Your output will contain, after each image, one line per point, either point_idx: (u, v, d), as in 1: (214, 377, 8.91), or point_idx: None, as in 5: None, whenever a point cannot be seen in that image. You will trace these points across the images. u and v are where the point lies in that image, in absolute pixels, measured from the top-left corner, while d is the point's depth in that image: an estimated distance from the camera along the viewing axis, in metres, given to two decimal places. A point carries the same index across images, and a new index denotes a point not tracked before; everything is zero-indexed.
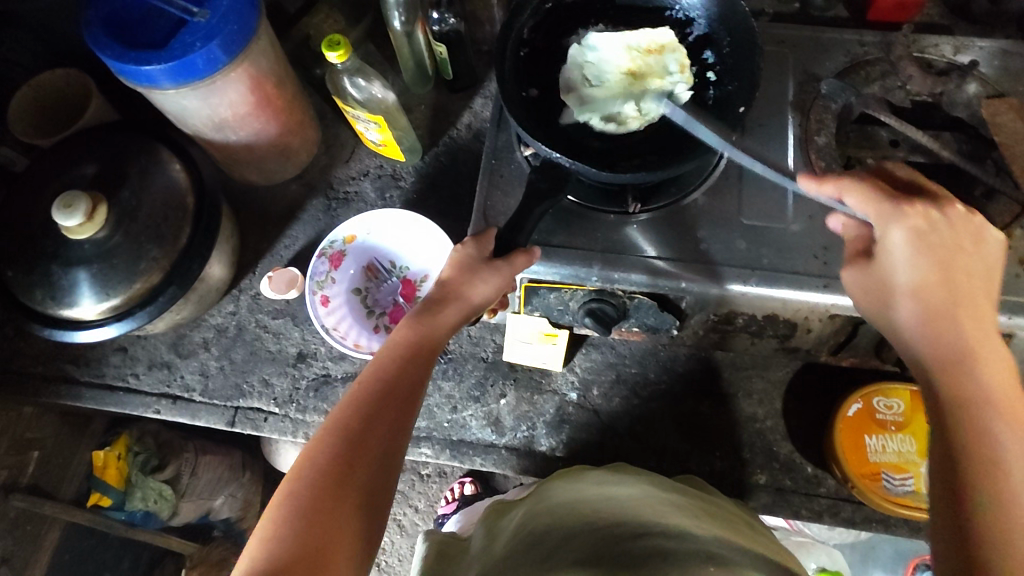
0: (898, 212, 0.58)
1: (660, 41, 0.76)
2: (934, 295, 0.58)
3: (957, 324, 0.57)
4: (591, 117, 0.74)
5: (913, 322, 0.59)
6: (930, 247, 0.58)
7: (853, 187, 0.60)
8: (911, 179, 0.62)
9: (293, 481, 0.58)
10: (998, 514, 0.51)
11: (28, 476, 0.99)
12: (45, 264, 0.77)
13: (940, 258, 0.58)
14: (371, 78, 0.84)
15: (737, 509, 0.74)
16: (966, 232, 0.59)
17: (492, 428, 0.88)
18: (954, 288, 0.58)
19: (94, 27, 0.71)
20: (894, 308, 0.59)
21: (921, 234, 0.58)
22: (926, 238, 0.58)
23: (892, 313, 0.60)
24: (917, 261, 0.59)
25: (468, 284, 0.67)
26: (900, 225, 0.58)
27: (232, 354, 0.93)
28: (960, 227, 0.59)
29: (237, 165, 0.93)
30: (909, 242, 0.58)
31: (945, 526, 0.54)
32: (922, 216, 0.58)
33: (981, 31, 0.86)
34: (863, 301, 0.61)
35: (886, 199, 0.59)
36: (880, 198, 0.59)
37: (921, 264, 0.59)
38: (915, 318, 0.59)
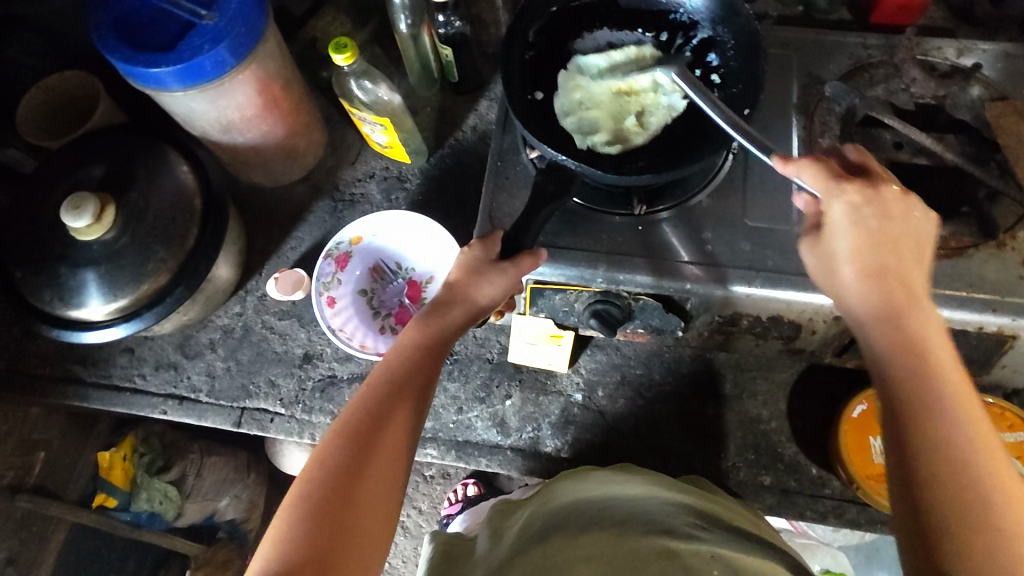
0: (838, 189, 0.58)
1: (645, 59, 0.77)
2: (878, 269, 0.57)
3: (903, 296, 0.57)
4: (593, 138, 0.74)
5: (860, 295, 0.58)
6: (866, 221, 0.58)
7: (809, 166, 0.59)
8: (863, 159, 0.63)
9: (304, 483, 0.58)
10: (959, 500, 0.50)
11: (36, 476, 1.00)
12: (54, 265, 0.77)
13: (882, 232, 0.57)
14: (377, 80, 0.85)
15: (746, 511, 0.74)
16: (904, 207, 0.58)
17: (498, 428, 0.88)
18: (889, 259, 0.58)
19: (103, 30, 0.72)
20: (842, 280, 0.59)
21: (862, 209, 0.58)
22: (864, 213, 0.58)
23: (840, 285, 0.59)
24: (860, 236, 0.58)
25: (474, 286, 0.67)
26: (840, 200, 0.58)
27: (238, 355, 0.93)
28: (897, 203, 0.58)
29: (244, 167, 0.94)
30: (850, 218, 0.58)
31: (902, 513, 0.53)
32: (861, 192, 0.58)
33: (984, 33, 0.86)
34: (818, 275, 0.61)
35: (830, 175, 0.58)
36: (826, 175, 0.58)
37: (864, 238, 0.58)
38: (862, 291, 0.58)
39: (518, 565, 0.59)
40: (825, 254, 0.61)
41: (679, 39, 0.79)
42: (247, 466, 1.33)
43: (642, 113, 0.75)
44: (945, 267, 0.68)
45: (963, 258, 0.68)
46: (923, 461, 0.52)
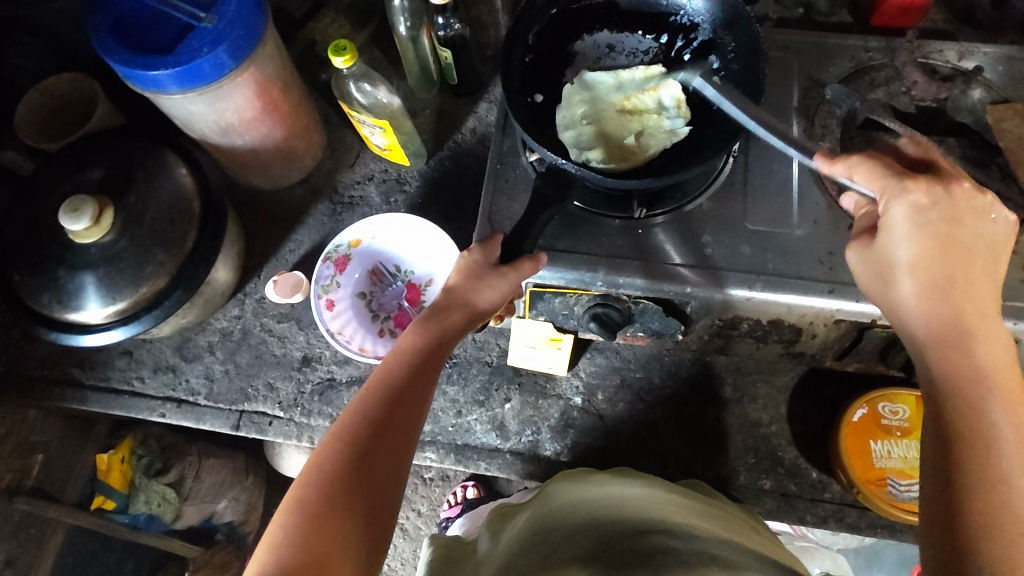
0: (902, 188, 0.56)
1: (654, 80, 0.76)
2: (935, 273, 0.55)
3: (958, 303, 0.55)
4: (590, 155, 0.72)
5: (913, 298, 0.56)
6: (930, 224, 0.55)
7: (863, 164, 0.58)
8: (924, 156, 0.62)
9: (301, 488, 0.58)
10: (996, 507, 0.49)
11: (33, 478, 0.99)
12: (52, 268, 0.77)
13: (942, 235, 0.55)
14: (377, 83, 0.85)
15: (747, 516, 0.73)
16: (973, 209, 0.56)
17: (497, 432, 0.88)
18: (954, 266, 0.55)
19: (101, 32, 0.71)
20: (897, 284, 0.57)
21: (925, 210, 0.56)
22: (927, 215, 0.56)
23: (895, 295, 0.57)
24: (920, 236, 0.56)
25: (473, 290, 0.67)
26: (902, 202, 0.56)
27: (237, 358, 0.93)
28: (967, 205, 0.56)
29: (243, 169, 0.94)
30: (911, 219, 0.56)
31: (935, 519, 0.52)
32: (927, 192, 0.56)
33: (985, 36, 0.86)
34: (865, 281, 0.60)
35: (889, 174, 0.57)
36: (886, 174, 0.57)
37: (924, 239, 0.56)
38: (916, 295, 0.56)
39: (518, 564, 0.59)
40: (875, 260, 0.58)
41: (679, 41, 0.79)
42: (246, 468, 1.33)
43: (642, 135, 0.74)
44: None
45: None
46: (971, 473, 0.51)
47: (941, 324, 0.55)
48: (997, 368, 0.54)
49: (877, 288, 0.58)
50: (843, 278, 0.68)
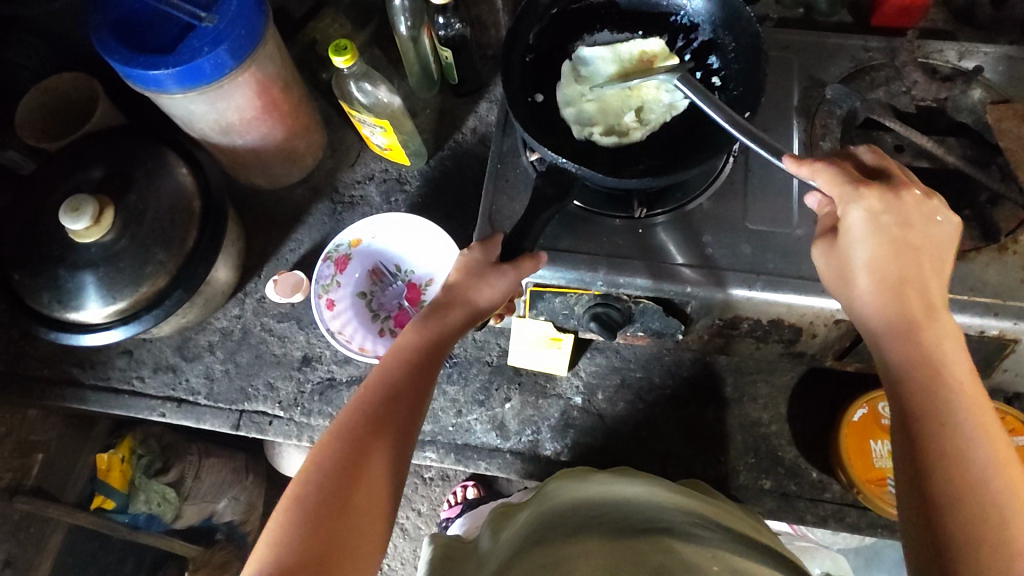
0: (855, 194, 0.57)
1: (651, 53, 0.77)
2: (889, 275, 0.56)
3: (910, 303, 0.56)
4: (591, 130, 0.74)
5: (871, 301, 0.57)
6: (884, 229, 0.56)
7: (824, 170, 0.58)
8: (880, 162, 0.61)
9: (300, 486, 0.58)
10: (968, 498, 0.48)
11: (34, 478, 0.99)
12: (52, 268, 0.77)
13: (894, 238, 0.56)
14: (377, 82, 0.85)
15: (746, 515, 0.73)
16: (923, 213, 0.57)
17: (497, 432, 0.88)
18: (906, 269, 0.56)
19: (102, 32, 0.71)
20: (856, 288, 0.58)
21: (880, 215, 0.57)
22: (882, 220, 0.57)
23: (855, 294, 0.58)
24: (874, 241, 0.57)
25: (474, 288, 0.67)
26: (859, 205, 0.56)
27: (237, 358, 0.93)
28: (916, 211, 0.57)
29: (243, 169, 0.94)
30: (869, 224, 0.57)
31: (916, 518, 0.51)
32: (881, 197, 0.56)
33: (985, 36, 0.86)
34: (830, 284, 0.60)
35: (846, 180, 0.57)
36: (842, 180, 0.57)
37: (878, 243, 0.57)
38: (873, 297, 0.57)
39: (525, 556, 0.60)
40: (838, 262, 0.59)
41: (679, 41, 0.79)
42: (246, 467, 1.33)
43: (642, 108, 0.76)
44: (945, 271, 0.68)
45: (964, 262, 0.68)
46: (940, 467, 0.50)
47: (900, 327, 0.55)
48: (949, 361, 0.54)
49: (839, 291, 0.59)
50: None
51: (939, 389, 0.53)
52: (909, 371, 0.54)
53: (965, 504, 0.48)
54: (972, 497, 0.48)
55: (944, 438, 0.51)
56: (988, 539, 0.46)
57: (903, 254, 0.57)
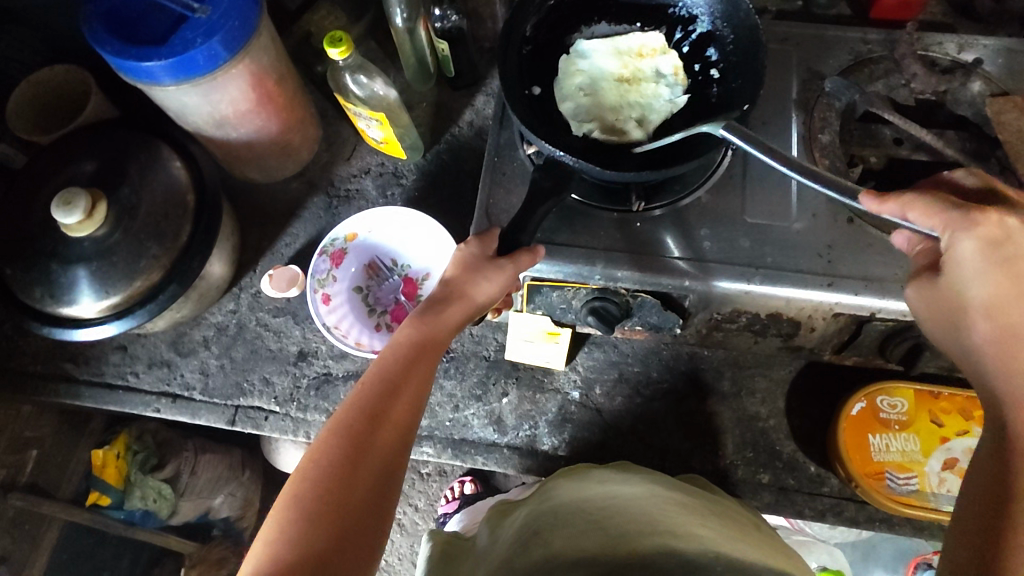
0: (965, 220, 0.53)
1: (650, 47, 0.77)
2: (1013, 311, 0.53)
3: None
4: (590, 127, 0.74)
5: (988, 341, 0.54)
6: (1003, 261, 0.52)
7: (916, 202, 0.55)
8: (984, 187, 0.58)
9: (297, 483, 0.58)
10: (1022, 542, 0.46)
11: (28, 474, 1.00)
12: (44, 262, 0.76)
13: (1015, 271, 0.52)
14: (373, 75, 0.84)
15: (747, 512, 0.72)
16: None
17: (495, 427, 0.87)
18: None
19: (93, 24, 0.70)
20: (968, 327, 0.55)
21: (997, 245, 0.52)
22: (1002, 251, 0.52)
23: (970, 336, 0.55)
24: (990, 274, 0.53)
25: (471, 282, 0.66)
26: (970, 235, 0.53)
27: (232, 353, 0.92)
28: None
29: (237, 162, 0.93)
30: (978, 253, 0.53)
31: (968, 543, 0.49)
32: (996, 227, 0.52)
33: (985, 29, 0.86)
34: (938, 321, 0.57)
35: (948, 209, 0.54)
36: (942, 210, 0.54)
37: (995, 278, 0.53)
38: (990, 337, 0.54)
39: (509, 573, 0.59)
40: (945, 300, 0.56)
41: (677, 33, 0.78)
42: (242, 464, 1.32)
43: (640, 104, 0.75)
44: None
45: None
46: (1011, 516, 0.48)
47: (1013, 363, 0.52)
48: None
49: (947, 329, 0.57)
50: (841, 272, 0.68)
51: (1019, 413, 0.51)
52: (1000, 394, 0.52)
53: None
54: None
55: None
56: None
57: None
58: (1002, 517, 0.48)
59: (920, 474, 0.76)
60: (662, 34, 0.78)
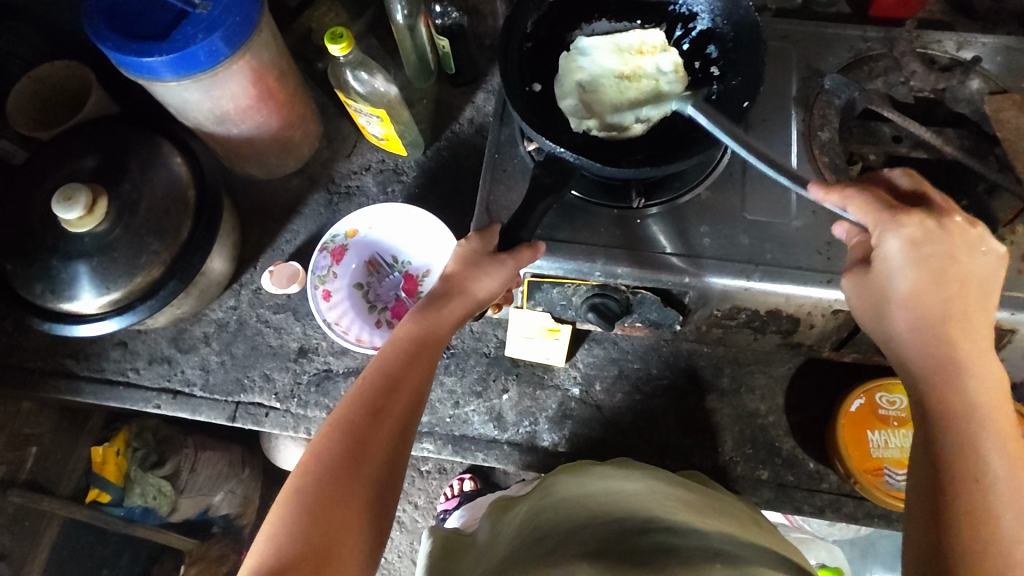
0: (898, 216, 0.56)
1: (651, 44, 0.77)
2: (932, 303, 0.56)
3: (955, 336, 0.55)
4: (591, 123, 0.74)
5: (908, 330, 0.57)
6: (925, 259, 0.55)
7: (854, 197, 0.57)
8: (916, 189, 0.59)
9: (299, 478, 0.58)
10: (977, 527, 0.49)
11: (28, 471, 1.00)
12: (45, 258, 0.76)
13: (934, 268, 0.55)
14: (374, 71, 0.84)
15: (741, 504, 0.72)
16: (969, 243, 0.56)
17: (495, 423, 0.87)
18: (953, 305, 0.55)
19: (94, 20, 0.70)
20: (890, 317, 0.58)
21: (919, 245, 0.55)
22: (923, 250, 0.55)
23: (890, 324, 0.58)
24: (912, 270, 0.56)
25: (472, 278, 0.66)
26: (896, 234, 0.55)
27: (233, 349, 0.93)
28: (962, 239, 0.56)
29: (238, 159, 0.93)
30: (907, 247, 0.55)
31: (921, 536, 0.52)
32: (921, 227, 0.55)
33: (984, 28, 0.86)
34: (866, 309, 0.59)
35: (881, 206, 0.57)
36: (876, 208, 0.57)
37: (917, 274, 0.56)
38: (910, 326, 0.57)
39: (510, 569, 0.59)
40: (873, 291, 0.59)
41: (677, 31, 0.79)
42: (241, 461, 1.32)
43: (641, 101, 0.75)
44: None
45: None
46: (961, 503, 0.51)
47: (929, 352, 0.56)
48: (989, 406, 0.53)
49: (872, 317, 0.59)
50: (841, 268, 0.69)
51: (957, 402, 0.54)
52: (927, 386, 0.56)
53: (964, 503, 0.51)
54: (977, 500, 0.50)
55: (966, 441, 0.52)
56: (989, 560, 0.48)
57: (944, 284, 0.55)
58: (941, 501, 0.52)
59: None
60: (662, 31, 0.78)
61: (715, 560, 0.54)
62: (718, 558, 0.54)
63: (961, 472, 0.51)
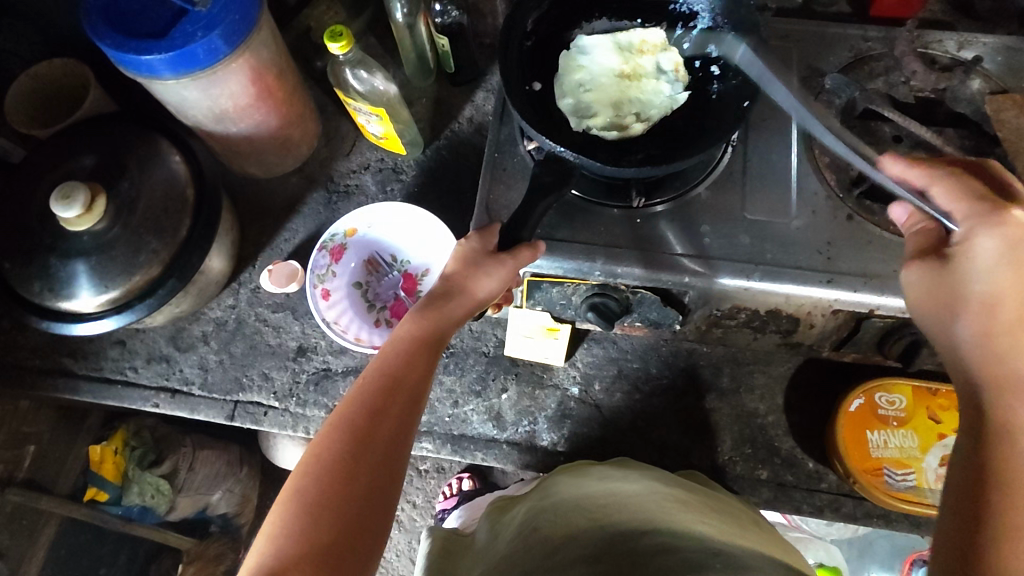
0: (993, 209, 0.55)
1: (651, 43, 0.77)
2: (1008, 309, 0.54)
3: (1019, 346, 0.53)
4: (590, 123, 0.74)
5: (975, 334, 0.55)
6: (1018, 259, 0.53)
7: (943, 179, 0.59)
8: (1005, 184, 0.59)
9: (299, 479, 0.58)
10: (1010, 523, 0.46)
11: (25, 470, 1.01)
12: (43, 256, 0.76)
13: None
14: (373, 70, 0.84)
15: (739, 504, 0.72)
16: None
17: (494, 422, 0.87)
18: None
19: (92, 17, 0.70)
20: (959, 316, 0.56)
21: (1014, 245, 0.53)
22: (1017, 249, 0.53)
23: (957, 326, 0.56)
24: (1001, 268, 0.54)
25: (471, 278, 0.66)
26: (989, 230, 0.54)
27: (231, 348, 0.92)
28: None
29: (237, 157, 0.93)
30: (998, 244, 0.53)
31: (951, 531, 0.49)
32: (1018, 227, 0.53)
33: (985, 28, 0.85)
34: (930, 304, 0.57)
35: (971, 198, 0.56)
36: (969, 197, 0.57)
37: (1003, 274, 0.54)
38: (977, 331, 0.55)
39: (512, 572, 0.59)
40: (944, 287, 0.56)
41: (678, 30, 0.78)
42: (240, 459, 1.32)
43: (641, 100, 0.75)
44: None
45: None
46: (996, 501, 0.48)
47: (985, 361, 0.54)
48: None
49: (935, 315, 0.57)
50: (841, 268, 0.69)
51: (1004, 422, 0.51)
52: (983, 389, 0.53)
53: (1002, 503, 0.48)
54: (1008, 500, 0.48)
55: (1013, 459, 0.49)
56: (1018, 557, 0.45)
57: None
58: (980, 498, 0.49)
59: (917, 471, 0.76)
60: (663, 30, 0.78)
61: (713, 558, 0.53)
62: (717, 556, 0.54)
63: (1000, 472, 0.49)
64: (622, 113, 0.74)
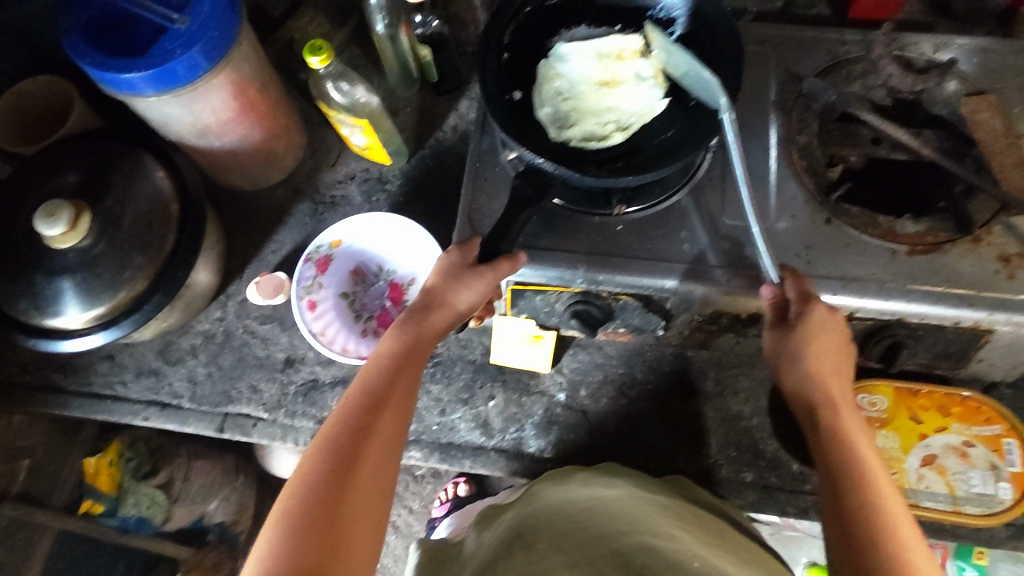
0: (811, 303, 0.64)
1: (629, 52, 0.77)
2: (830, 361, 0.65)
3: (833, 382, 0.65)
4: (570, 134, 0.74)
5: (816, 370, 0.65)
6: (837, 332, 0.64)
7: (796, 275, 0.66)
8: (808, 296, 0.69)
9: (286, 500, 0.57)
10: (885, 538, 0.57)
11: (20, 483, 1.02)
12: (29, 274, 0.76)
13: (838, 342, 0.65)
14: (354, 82, 0.84)
15: (756, 548, 0.66)
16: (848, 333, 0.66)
17: (481, 430, 0.88)
18: (840, 364, 0.66)
19: (72, 35, 0.70)
20: (802, 361, 0.65)
21: (832, 323, 0.64)
22: (832, 326, 0.64)
23: (803, 366, 0.66)
24: (823, 341, 0.64)
25: (451, 291, 0.67)
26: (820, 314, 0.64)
27: (220, 360, 0.93)
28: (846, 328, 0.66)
29: (222, 171, 0.93)
30: (822, 325, 0.64)
31: (838, 548, 0.60)
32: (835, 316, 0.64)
33: (962, 28, 0.86)
34: (779, 363, 0.68)
35: (808, 288, 0.66)
36: (804, 287, 0.66)
37: (824, 345, 0.64)
38: (816, 368, 0.65)
39: None
40: (789, 346, 0.66)
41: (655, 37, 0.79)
42: (236, 468, 1.32)
43: (620, 109, 0.76)
44: (922, 263, 0.69)
45: (940, 253, 0.70)
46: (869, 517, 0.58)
47: (819, 390, 0.65)
48: (861, 439, 0.63)
49: (786, 366, 0.67)
50: (819, 273, 0.70)
51: (847, 445, 0.63)
52: (822, 413, 0.65)
53: (873, 518, 0.58)
54: (874, 513, 0.58)
55: (869, 484, 0.60)
56: (901, 563, 0.55)
57: (846, 347, 0.65)
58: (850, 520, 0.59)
59: (899, 471, 0.77)
60: (642, 37, 0.78)
61: None
62: (677, 570, 0.54)
63: (859, 493, 0.60)
64: (602, 123, 0.75)
